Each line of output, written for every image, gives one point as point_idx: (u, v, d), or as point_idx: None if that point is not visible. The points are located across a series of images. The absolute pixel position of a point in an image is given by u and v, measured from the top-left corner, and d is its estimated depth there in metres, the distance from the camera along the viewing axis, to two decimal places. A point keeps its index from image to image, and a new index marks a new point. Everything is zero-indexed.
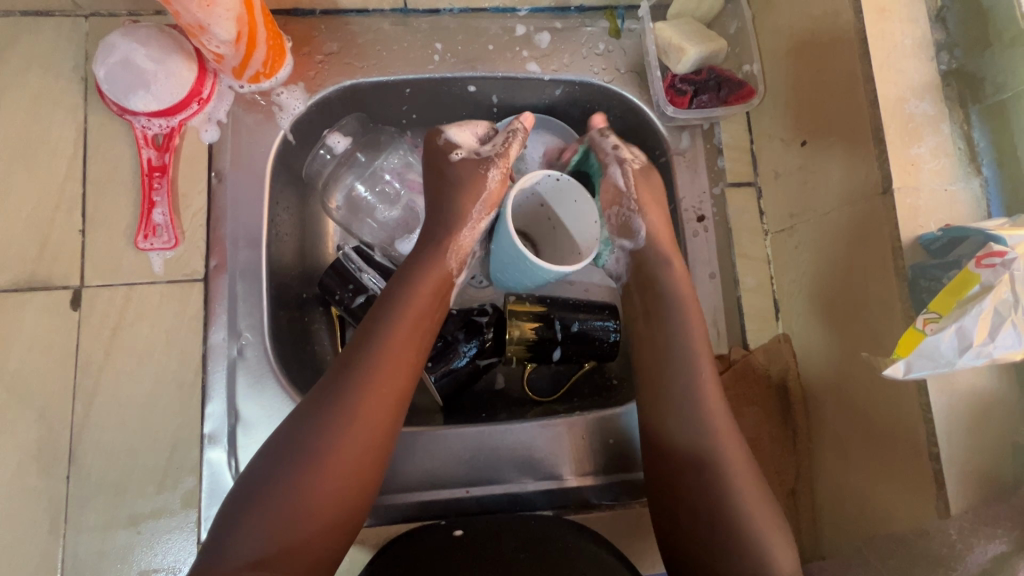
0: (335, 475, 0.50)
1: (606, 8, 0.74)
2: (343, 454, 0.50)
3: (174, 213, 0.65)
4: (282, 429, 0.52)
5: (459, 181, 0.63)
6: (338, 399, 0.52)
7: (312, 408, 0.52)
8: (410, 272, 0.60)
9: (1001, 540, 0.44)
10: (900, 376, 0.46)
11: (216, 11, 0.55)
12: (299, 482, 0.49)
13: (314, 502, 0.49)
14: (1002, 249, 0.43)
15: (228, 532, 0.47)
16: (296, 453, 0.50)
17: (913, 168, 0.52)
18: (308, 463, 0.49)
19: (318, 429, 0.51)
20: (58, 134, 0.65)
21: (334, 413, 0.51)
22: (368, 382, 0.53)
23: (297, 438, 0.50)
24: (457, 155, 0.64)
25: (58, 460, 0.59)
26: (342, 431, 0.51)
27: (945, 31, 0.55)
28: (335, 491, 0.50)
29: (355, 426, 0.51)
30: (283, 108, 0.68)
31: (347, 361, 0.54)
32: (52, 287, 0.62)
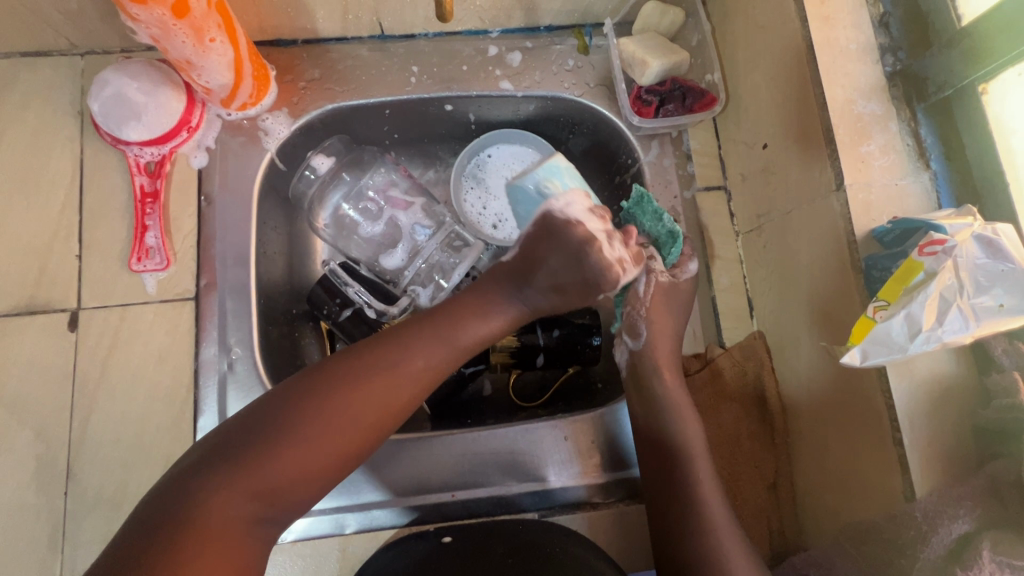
0: (361, 438, 0.51)
1: (574, 27, 0.78)
2: (365, 423, 0.51)
3: (165, 235, 0.68)
4: (314, 373, 0.52)
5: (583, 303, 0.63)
6: (380, 367, 0.53)
7: (353, 368, 0.52)
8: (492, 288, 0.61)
9: (965, 520, 0.45)
10: (857, 363, 0.48)
11: (209, 55, 0.60)
12: (318, 434, 0.50)
13: (320, 455, 0.50)
14: (943, 237, 0.45)
15: (246, 444, 0.48)
16: (340, 404, 0.51)
17: (863, 165, 0.54)
18: (343, 417, 0.51)
19: (349, 386, 0.51)
20: (56, 165, 0.68)
21: (372, 379, 0.52)
22: (410, 366, 0.54)
23: (349, 386, 0.52)
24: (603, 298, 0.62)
25: (57, 477, 0.61)
26: (379, 399, 0.52)
27: (888, 36, 0.58)
28: (344, 454, 0.51)
29: (393, 402, 0.53)
30: (268, 132, 0.72)
31: (416, 337, 0.56)
32: (51, 310, 0.65)
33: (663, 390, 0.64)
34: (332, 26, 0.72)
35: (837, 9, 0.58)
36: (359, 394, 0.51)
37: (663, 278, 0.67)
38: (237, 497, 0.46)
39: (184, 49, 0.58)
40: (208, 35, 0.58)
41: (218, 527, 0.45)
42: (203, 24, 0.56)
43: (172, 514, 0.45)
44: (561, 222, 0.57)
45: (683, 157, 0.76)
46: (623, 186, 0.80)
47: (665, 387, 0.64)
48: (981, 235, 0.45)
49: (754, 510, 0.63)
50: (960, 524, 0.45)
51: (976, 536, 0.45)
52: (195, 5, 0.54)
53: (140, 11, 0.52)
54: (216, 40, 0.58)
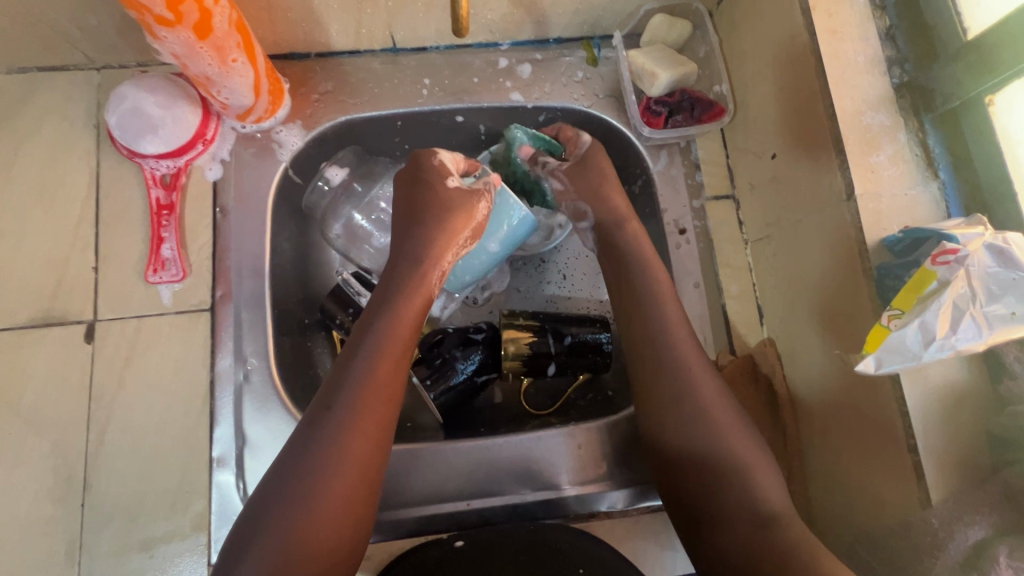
0: (337, 488, 0.50)
1: (583, 39, 0.79)
2: (351, 463, 0.51)
3: (181, 247, 0.68)
4: (289, 448, 0.51)
5: (451, 205, 0.64)
6: (341, 407, 0.52)
7: (313, 421, 0.52)
8: (391, 296, 0.60)
9: (978, 526, 0.47)
10: (871, 371, 0.48)
11: (231, 75, 0.61)
12: (309, 494, 0.49)
13: (328, 514, 0.49)
14: (955, 246, 0.46)
15: (239, 555, 0.47)
16: (297, 471, 0.50)
17: (873, 175, 0.55)
18: (304, 478, 0.49)
19: (324, 440, 0.51)
20: (73, 178, 0.69)
21: (337, 422, 0.52)
22: (367, 389, 0.53)
23: (300, 452, 0.51)
24: (451, 181, 0.66)
25: (74, 488, 0.62)
26: (331, 447, 0.51)
27: (895, 48, 0.59)
28: (348, 505, 0.50)
29: (348, 444, 0.51)
30: (282, 145, 0.72)
31: (343, 372, 0.55)
32: (68, 322, 0.66)
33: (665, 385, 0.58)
34: (345, 40, 0.73)
35: (845, 22, 0.59)
36: (333, 442, 0.51)
37: (564, 164, 0.72)
38: None
39: (207, 68, 0.59)
40: (230, 56, 0.59)
41: None
42: (225, 44, 0.58)
43: None
44: (423, 165, 0.67)
45: (691, 167, 0.77)
46: (632, 194, 0.81)
47: (667, 384, 0.58)
48: (992, 244, 0.46)
49: None
50: (976, 530, 0.47)
51: (994, 542, 0.46)
52: (218, 26, 0.56)
53: (168, 34, 0.54)
54: (237, 60, 0.60)
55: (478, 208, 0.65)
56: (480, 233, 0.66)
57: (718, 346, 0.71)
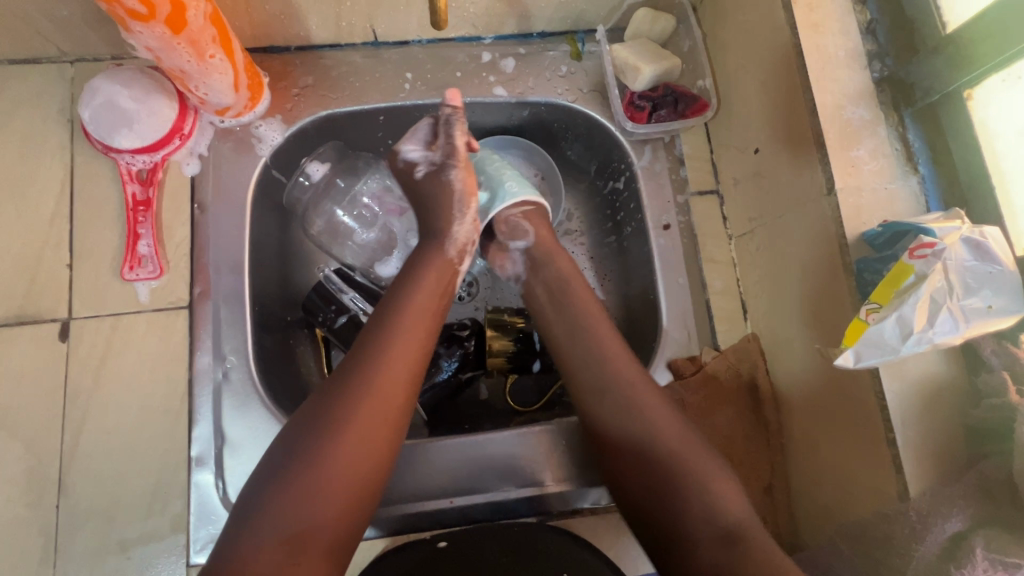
0: (361, 434, 0.50)
1: (567, 33, 0.78)
2: (366, 428, 0.51)
3: (158, 243, 0.67)
4: (320, 393, 0.52)
5: (431, 194, 0.66)
6: (363, 372, 0.52)
7: (336, 383, 0.52)
8: (420, 262, 0.62)
9: (957, 519, 0.46)
10: (850, 365, 0.48)
11: (208, 70, 0.60)
12: (324, 456, 0.49)
13: (342, 476, 0.49)
14: (932, 240, 0.47)
15: (261, 493, 0.47)
16: (325, 415, 0.50)
17: (853, 169, 0.55)
18: (332, 422, 0.50)
19: (344, 403, 0.51)
20: (46, 173, 0.68)
21: (358, 385, 0.52)
22: (390, 358, 0.54)
23: (330, 397, 0.51)
24: (420, 172, 0.67)
25: (48, 490, 0.60)
26: (359, 394, 0.51)
27: (876, 42, 0.59)
28: (371, 451, 0.50)
29: (374, 392, 0.52)
30: (261, 140, 0.71)
31: (372, 327, 0.56)
32: (42, 320, 0.64)
33: (638, 381, 0.58)
34: (325, 33, 0.72)
35: (826, 16, 0.59)
36: (351, 406, 0.51)
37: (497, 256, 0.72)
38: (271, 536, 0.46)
39: (183, 64, 0.58)
40: (207, 51, 0.58)
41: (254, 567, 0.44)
42: (200, 37, 0.56)
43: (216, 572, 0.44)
44: (400, 165, 0.68)
45: (675, 162, 0.76)
46: (619, 191, 0.80)
47: (626, 382, 0.58)
48: (969, 237, 0.46)
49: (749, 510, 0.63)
50: (953, 523, 0.46)
51: (971, 534, 0.46)
52: (192, 20, 0.54)
53: (141, 29, 0.53)
54: (214, 56, 0.59)
55: (455, 180, 0.66)
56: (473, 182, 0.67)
57: (701, 341, 0.72)
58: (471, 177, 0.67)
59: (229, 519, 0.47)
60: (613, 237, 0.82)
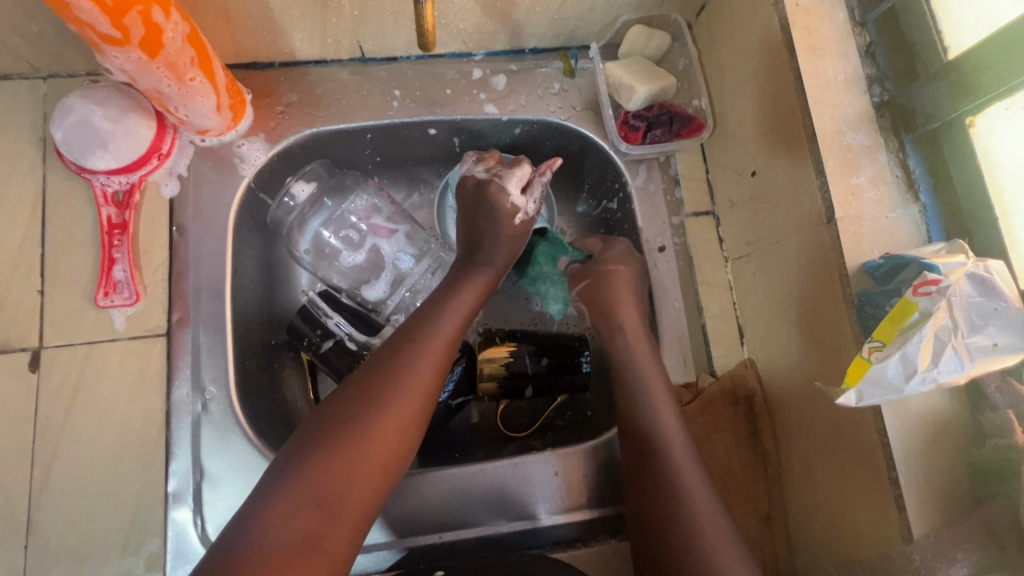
0: (401, 417, 0.52)
1: (559, 49, 0.76)
2: (404, 412, 0.52)
3: (135, 268, 0.64)
4: (365, 372, 0.54)
5: (510, 236, 0.65)
6: (408, 361, 0.55)
7: (378, 366, 0.54)
8: (465, 270, 0.65)
9: (963, 564, 0.45)
10: (852, 404, 0.46)
11: (187, 91, 0.57)
12: (364, 433, 0.50)
13: (379, 453, 0.50)
14: (937, 277, 0.45)
15: (298, 460, 0.48)
16: (369, 394, 0.52)
17: (854, 198, 0.54)
18: (376, 400, 0.52)
19: (387, 384, 0.53)
20: (16, 195, 0.65)
21: (402, 371, 0.54)
22: (432, 351, 0.56)
23: (374, 378, 0.53)
24: (519, 220, 0.65)
25: (16, 530, 0.58)
26: (402, 378, 0.53)
27: (875, 66, 0.57)
28: (406, 435, 0.52)
29: (415, 380, 0.54)
30: (244, 159, 0.69)
31: (417, 321, 0.59)
32: (10, 350, 0.61)
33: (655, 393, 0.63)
34: (310, 49, 0.70)
35: (825, 39, 0.57)
36: (395, 388, 0.53)
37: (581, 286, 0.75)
38: (305, 500, 0.46)
39: (162, 87, 0.55)
40: (186, 74, 0.55)
41: (283, 530, 0.45)
42: (178, 60, 0.53)
43: (240, 534, 0.45)
44: (498, 206, 0.64)
45: (670, 182, 0.75)
46: (612, 211, 0.79)
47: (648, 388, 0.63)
48: (974, 273, 0.45)
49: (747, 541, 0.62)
50: (959, 568, 0.45)
51: None
52: (169, 42, 0.51)
53: (116, 53, 0.50)
54: (195, 79, 0.56)
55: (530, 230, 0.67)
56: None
57: (697, 367, 0.70)
58: None
59: (261, 482, 0.48)
60: None
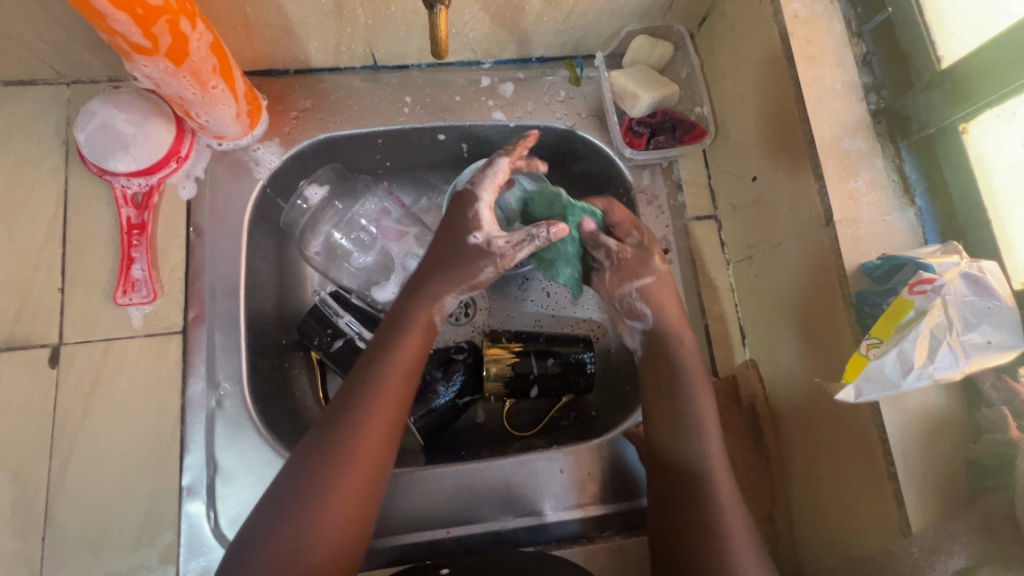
0: (341, 502, 0.50)
1: (565, 58, 0.79)
2: (342, 495, 0.50)
3: (152, 267, 0.66)
4: (298, 457, 0.52)
5: (458, 263, 0.62)
6: (343, 441, 0.52)
7: (313, 456, 0.52)
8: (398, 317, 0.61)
9: (961, 556, 0.46)
10: (851, 400, 0.48)
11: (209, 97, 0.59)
12: (307, 534, 0.48)
13: (323, 542, 0.49)
14: (931, 276, 0.47)
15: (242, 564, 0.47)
16: (304, 485, 0.50)
17: (851, 201, 0.55)
18: (312, 491, 0.50)
19: (323, 472, 0.51)
20: (39, 196, 0.67)
21: (336, 454, 0.51)
22: (368, 423, 0.53)
23: (309, 464, 0.51)
24: (474, 239, 0.62)
25: (34, 522, 0.59)
26: (337, 464, 0.51)
27: (872, 75, 0.59)
28: (350, 518, 0.50)
29: (352, 462, 0.52)
30: (259, 162, 0.71)
31: (352, 388, 0.55)
32: (31, 345, 0.63)
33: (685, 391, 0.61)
34: (324, 57, 0.72)
35: (823, 48, 0.59)
36: (330, 475, 0.51)
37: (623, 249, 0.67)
38: None
39: (186, 94, 0.58)
40: (208, 81, 0.57)
41: None
42: (201, 68, 0.56)
43: None
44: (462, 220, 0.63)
45: (674, 187, 0.77)
46: None
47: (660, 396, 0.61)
48: (968, 272, 0.47)
49: None
50: (956, 560, 0.46)
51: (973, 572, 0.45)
52: (194, 51, 0.54)
53: (145, 62, 0.52)
54: (217, 87, 0.59)
55: (483, 269, 0.62)
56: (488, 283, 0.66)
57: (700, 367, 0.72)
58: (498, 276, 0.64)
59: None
60: None
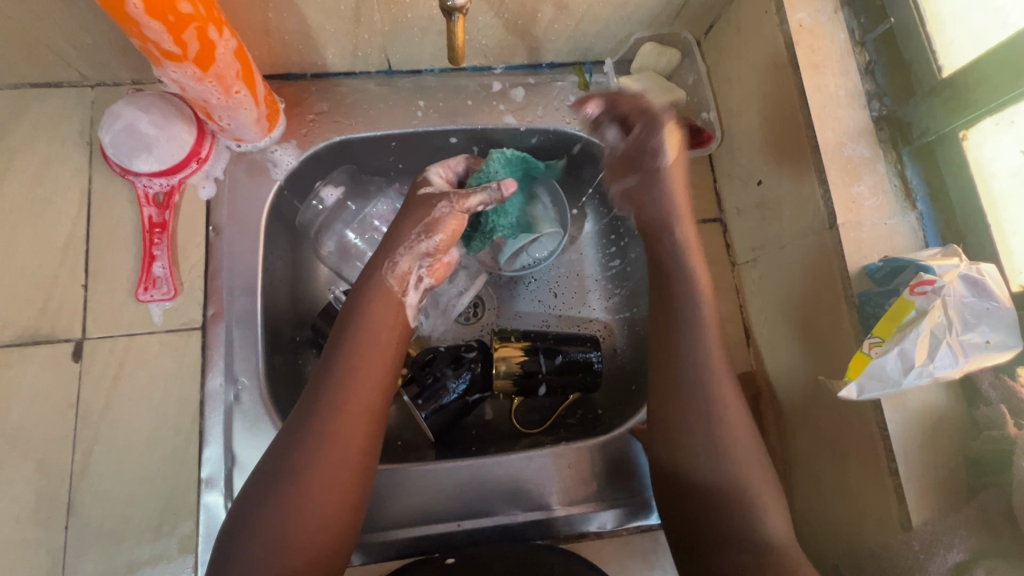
0: (318, 477, 0.52)
1: (575, 64, 0.81)
2: (317, 469, 0.52)
3: (173, 265, 0.68)
4: (278, 440, 0.54)
5: (410, 209, 0.65)
6: (314, 420, 0.54)
7: (284, 471, 0.52)
8: (361, 295, 0.61)
9: (960, 549, 0.47)
10: (853, 396, 0.50)
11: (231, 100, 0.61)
12: (288, 515, 0.50)
13: (303, 515, 0.51)
14: (932, 277, 0.48)
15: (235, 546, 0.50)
16: (282, 464, 0.52)
17: (854, 205, 0.57)
18: (289, 468, 0.52)
19: (298, 448, 0.53)
20: (64, 195, 0.69)
21: (309, 433, 0.53)
22: (337, 401, 0.55)
23: (287, 444, 0.53)
24: (425, 189, 0.66)
25: (58, 511, 0.61)
26: (309, 441, 0.53)
27: (874, 83, 0.61)
28: (327, 490, 0.52)
29: (324, 437, 0.53)
30: (277, 164, 0.73)
31: (323, 370, 0.57)
32: (55, 340, 0.65)
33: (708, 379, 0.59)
34: (341, 62, 0.74)
35: (827, 57, 0.61)
36: (304, 451, 0.52)
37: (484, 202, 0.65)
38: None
39: (211, 98, 0.60)
40: (232, 85, 0.59)
41: None
42: (226, 73, 0.58)
43: None
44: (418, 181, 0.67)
45: None
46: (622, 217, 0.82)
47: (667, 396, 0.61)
48: (967, 274, 0.48)
49: None
50: (956, 553, 0.47)
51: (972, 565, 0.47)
52: (220, 57, 0.56)
53: (173, 67, 0.54)
54: (240, 91, 0.61)
55: (433, 206, 0.64)
56: (456, 237, 0.65)
57: None
58: (456, 219, 0.64)
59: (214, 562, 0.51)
60: (618, 260, 0.85)
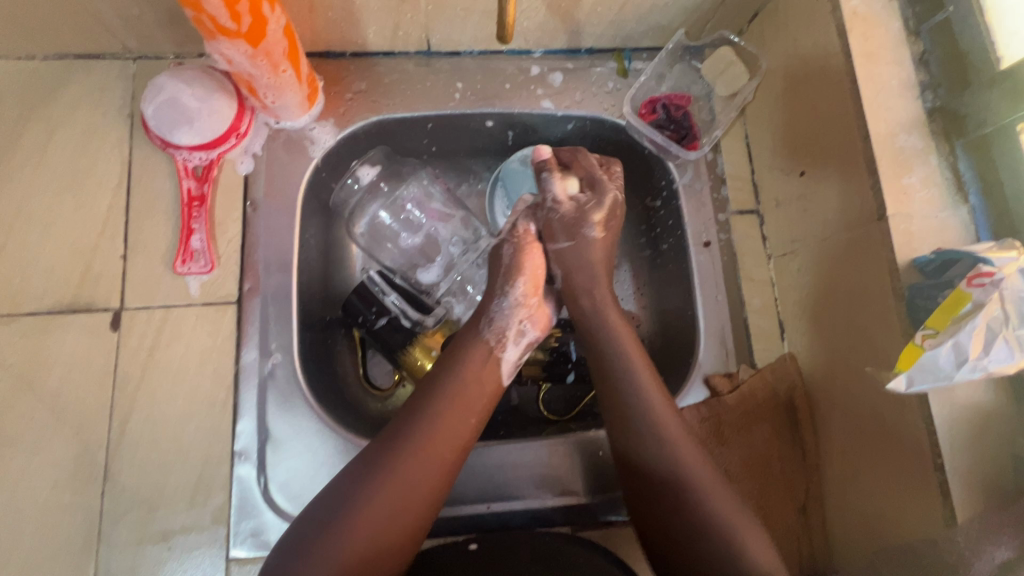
0: (390, 507, 0.51)
1: (614, 50, 0.80)
2: (390, 500, 0.51)
3: (210, 239, 0.68)
4: (358, 461, 0.54)
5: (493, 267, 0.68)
6: (398, 451, 0.53)
7: (348, 504, 0.51)
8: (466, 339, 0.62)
9: (1007, 547, 0.46)
10: (903, 389, 0.49)
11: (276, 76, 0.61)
12: (350, 535, 0.49)
13: (362, 538, 0.50)
14: (991, 270, 0.48)
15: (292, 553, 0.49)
16: (357, 488, 0.52)
17: (905, 197, 0.56)
18: (365, 492, 0.51)
19: (376, 475, 0.52)
20: (105, 166, 0.69)
21: (390, 462, 0.53)
22: (425, 439, 0.54)
23: (368, 468, 0.53)
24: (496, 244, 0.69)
25: (94, 477, 0.61)
26: (391, 471, 0.52)
27: (928, 73, 0.59)
28: (394, 522, 0.51)
29: (404, 471, 0.52)
30: (315, 142, 0.73)
31: (417, 402, 0.57)
32: (95, 309, 0.65)
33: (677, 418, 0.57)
34: (381, 41, 0.74)
35: (880, 45, 0.60)
36: (383, 479, 0.52)
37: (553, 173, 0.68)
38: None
39: (259, 75, 0.60)
40: (279, 62, 0.59)
41: None
42: (274, 49, 0.58)
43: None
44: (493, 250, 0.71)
45: (717, 181, 0.78)
46: (654, 208, 0.82)
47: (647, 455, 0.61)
48: None
49: (784, 531, 0.63)
50: (1002, 550, 0.46)
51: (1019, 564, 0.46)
52: (271, 33, 0.56)
53: (225, 42, 0.54)
54: (286, 70, 0.62)
55: (504, 251, 0.67)
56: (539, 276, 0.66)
57: (739, 358, 0.72)
58: (534, 233, 0.67)
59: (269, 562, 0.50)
60: (648, 250, 0.83)
